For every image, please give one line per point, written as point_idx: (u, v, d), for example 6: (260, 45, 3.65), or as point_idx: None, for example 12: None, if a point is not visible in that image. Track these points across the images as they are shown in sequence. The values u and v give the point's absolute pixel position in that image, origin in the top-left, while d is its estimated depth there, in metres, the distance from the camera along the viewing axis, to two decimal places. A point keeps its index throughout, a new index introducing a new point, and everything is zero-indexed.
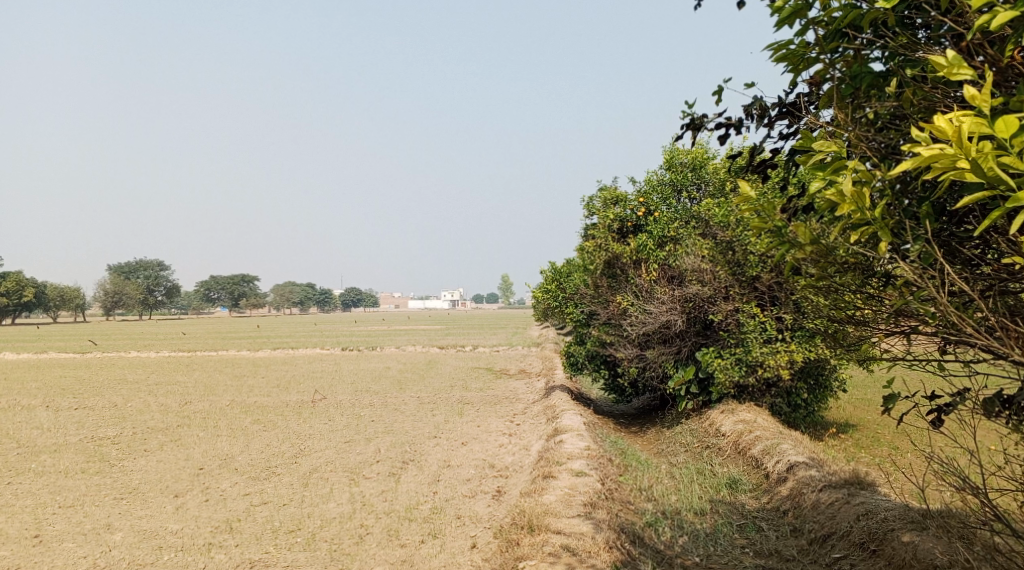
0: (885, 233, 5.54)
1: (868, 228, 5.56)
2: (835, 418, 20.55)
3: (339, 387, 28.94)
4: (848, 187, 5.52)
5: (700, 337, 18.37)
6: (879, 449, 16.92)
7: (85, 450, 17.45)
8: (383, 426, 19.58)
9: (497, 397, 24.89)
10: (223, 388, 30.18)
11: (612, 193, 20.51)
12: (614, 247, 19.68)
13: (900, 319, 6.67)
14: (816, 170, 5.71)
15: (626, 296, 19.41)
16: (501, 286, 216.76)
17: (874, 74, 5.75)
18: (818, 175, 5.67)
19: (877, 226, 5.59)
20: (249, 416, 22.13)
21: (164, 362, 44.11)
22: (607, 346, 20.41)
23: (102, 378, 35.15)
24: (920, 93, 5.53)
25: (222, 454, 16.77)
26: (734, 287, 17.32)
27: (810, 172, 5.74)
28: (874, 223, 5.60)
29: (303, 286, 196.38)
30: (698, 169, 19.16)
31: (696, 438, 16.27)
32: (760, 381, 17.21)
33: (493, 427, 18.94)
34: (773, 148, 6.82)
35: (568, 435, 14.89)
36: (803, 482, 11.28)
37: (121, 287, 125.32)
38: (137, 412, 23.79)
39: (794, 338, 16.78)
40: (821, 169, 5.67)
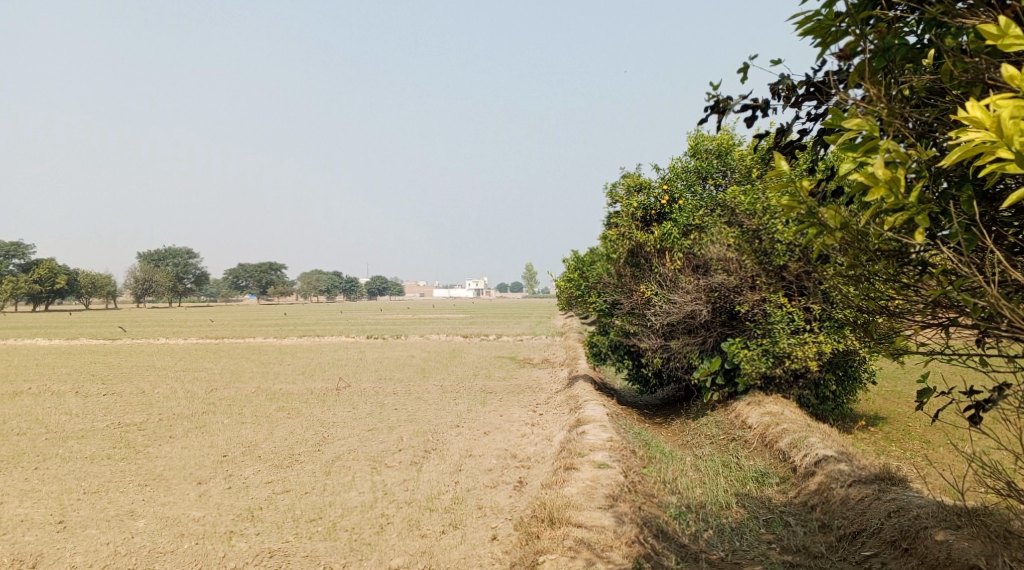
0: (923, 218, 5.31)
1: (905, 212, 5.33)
2: (864, 410, 20.22)
3: (363, 375, 28.98)
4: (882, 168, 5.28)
5: (726, 327, 18.10)
6: (909, 443, 16.61)
7: (112, 436, 17.58)
8: (406, 415, 19.54)
9: (521, 386, 24.77)
10: (248, 375, 30.36)
11: (636, 180, 20.21)
12: (638, 236, 19.43)
13: (937, 310, 6.48)
14: (846, 151, 5.49)
15: (650, 286, 19.18)
16: (527, 275, 216.69)
17: (907, 47, 5.61)
18: (849, 155, 5.44)
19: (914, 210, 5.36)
20: (273, 403, 22.20)
21: (192, 348, 44.51)
22: (631, 336, 20.19)
23: (130, 364, 35.50)
24: (962, 66, 5.31)
25: (246, 441, 16.82)
26: (761, 276, 17.05)
27: (841, 153, 5.51)
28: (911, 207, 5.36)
29: (330, 274, 197.51)
30: (724, 156, 18.82)
31: (722, 430, 16.05)
32: (787, 372, 16.98)
33: (516, 417, 18.83)
34: (801, 131, 6.60)
35: (591, 426, 14.74)
36: (831, 476, 11.04)
37: (151, 275, 126.70)
38: (164, 399, 23.97)
39: (821, 328, 16.51)
40: (852, 149, 5.44)
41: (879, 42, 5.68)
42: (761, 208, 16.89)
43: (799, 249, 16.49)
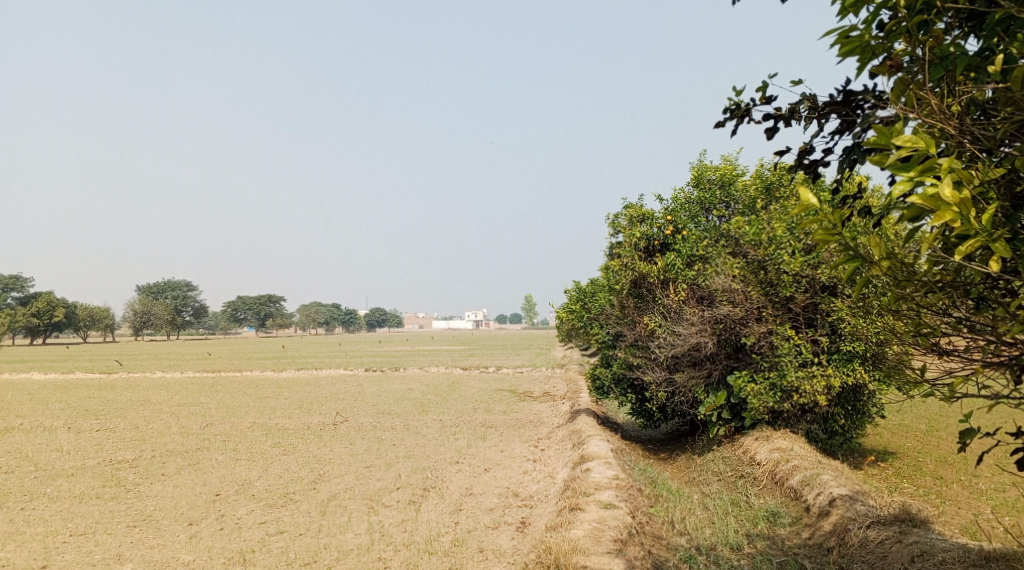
0: (994, 243, 5.19)
1: (972, 238, 5.21)
2: (872, 445, 19.79)
3: (361, 409, 28.49)
4: (948, 191, 5.20)
5: (731, 360, 17.72)
6: (921, 479, 16.19)
7: (102, 475, 17.10)
8: (404, 451, 19.10)
9: (522, 420, 24.31)
10: (244, 409, 29.84)
11: (638, 210, 19.88)
12: (642, 267, 19.11)
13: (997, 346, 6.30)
14: (901, 171, 5.30)
15: (654, 317, 18.83)
16: (527, 307, 216.63)
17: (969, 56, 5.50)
18: (907, 175, 5.24)
19: (982, 235, 5.24)
20: (269, 439, 21.72)
21: (188, 382, 44.00)
22: (634, 369, 19.79)
23: (125, 399, 35.01)
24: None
25: (240, 479, 16.36)
26: (767, 308, 16.74)
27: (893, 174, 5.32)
28: (978, 233, 5.24)
29: (329, 306, 197.14)
30: (727, 186, 18.69)
31: (729, 467, 15.62)
32: (795, 406, 16.59)
33: (517, 452, 18.40)
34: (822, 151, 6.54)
35: (596, 463, 14.32)
36: (848, 517, 10.63)
37: (149, 307, 126.26)
38: (157, 434, 23.49)
39: (830, 361, 16.24)
40: (908, 168, 5.25)
41: (934, 51, 5.59)
42: (766, 238, 16.66)
43: (806, 280, 16.28)
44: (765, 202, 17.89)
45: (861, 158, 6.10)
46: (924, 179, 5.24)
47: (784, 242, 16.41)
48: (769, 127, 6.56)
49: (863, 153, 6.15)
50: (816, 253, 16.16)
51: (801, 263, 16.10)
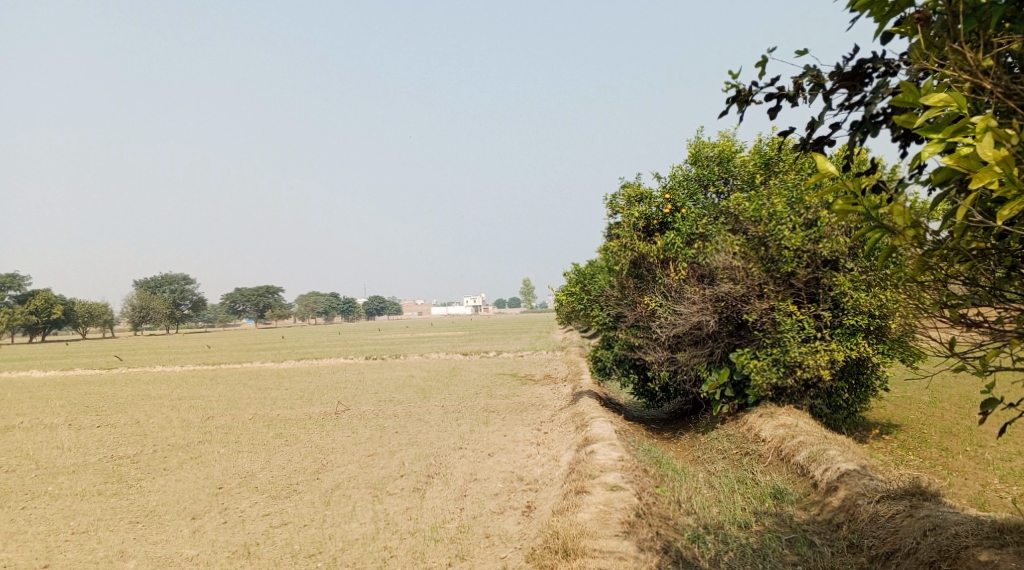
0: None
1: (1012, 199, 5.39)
2: (877, 418, 19.71)
3: (362, 397, 28.37)
4: (988, 150, 5.42)
5: (733, 337, 17.62)
6: (927, 451, 16.12)
7: (103, 471, 16.99)
8: (407, 438, 19.00)
9: (524, 404, 24.21)
10: (245, 401, 29.73)
11: (637, 190, 19.72)
12: (641, 246, 18.93)
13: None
14: (931, 133, 5.55)
15: (655, 297, 18.71)
16: (525, 291, 216.52)
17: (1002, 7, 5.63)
18: (938, 136, 5.49)
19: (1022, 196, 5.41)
20: (270, 431, 21.61)
21: (188, 376, 43.88)
22: (636, 349, 19.67)
23: (125, 394, 34.88)
24: None
25: (242, 471, 16.25)
26: (769, 284, 16.61)
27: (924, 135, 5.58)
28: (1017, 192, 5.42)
29: (327, 295, 196.85)
30: (725, 162, 18.52)
31: (734, 444, 15.54)
32: (799, 382, 16.50)
33: (521, 436, 18.30)
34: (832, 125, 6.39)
35: (600, 445, 14.21)
36: (857, 492, 10.53)
37: (147, 302, 126.00)
38: (158, 429, 23.37)
39: (833, 336, 16.14)
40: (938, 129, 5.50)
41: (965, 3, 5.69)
42: (766, 214, 16.51)
43: (807, 255, 16.13)
44: (764, 177, 17.74)
45: (873, 131, 5.96)
46: (957, 140, 5.48)
47: (784, 217, 16.24)
48: (774, 109, 6.38)
49: (874, 124, 6.02)
50: (817, 227, 16.01)
51: (802, 237, 15.97)
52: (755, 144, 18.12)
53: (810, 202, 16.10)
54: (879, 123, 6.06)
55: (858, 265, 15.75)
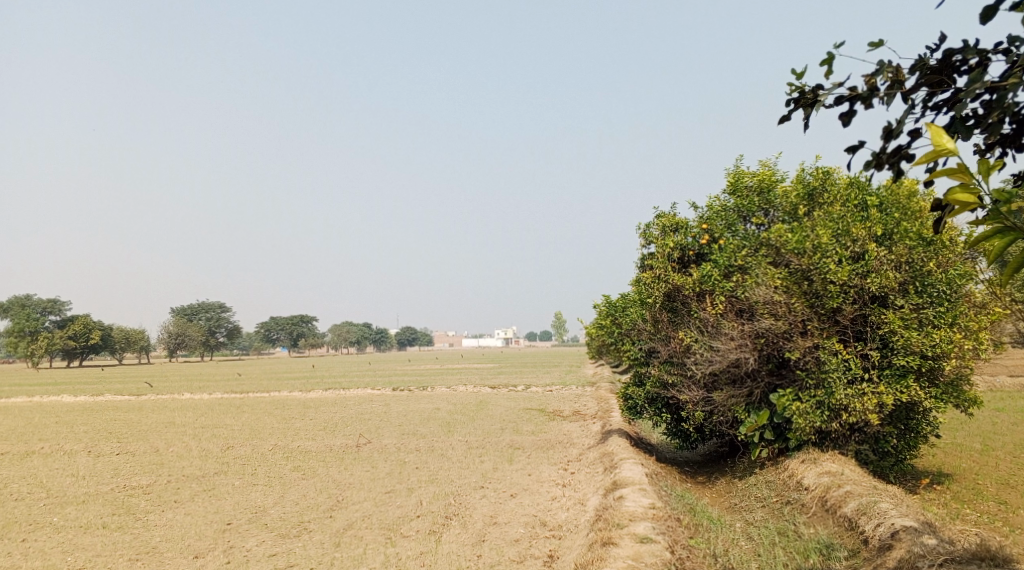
0: None
1: None
2: (926, 466, 18.56)
3: (385, 430, 27.61)
4: None
5: (774, 377, 16.66)
6: (983, 504, 14.99)
7: (112, 502, 16.38)
8: (427, 475, 18.19)
9: (551, 441, 23.27)
10: (267, 431, 29.11)
11: (672, 218, 18.90)
12: (676, 278, 18.06)
13: None
14: None
15: (690, 332, 17.81)
16: (558, 324, 215.28)
17: None
18: None
19: None
20: (289, 463, 20.92)
21: (214, 403, 43.47)
22: (670, 387, 18.73)
23: (149, 422, 34.46)
24: None
25: (253, 506, 15.53)
26: (812, 321, 15.62)
27: None
28: None
29: (360, 326, 197.34)
30: (766, 192, 17.67)
31: (774, 492, 14.53)
32: (845, 426, 15.46)
33: (546, 476, 17.43)
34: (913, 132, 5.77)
35: (630, 490, 13.29)
36: (916, 551, 9.65)
37: (183, 329, 126.90)
38: (175, 458, 22.79)
39: (882, 378, 15.17)
40: None
41: None
42: (810, 246, 15.58)
43: (854, 290, 15.20)
44: (807, 208, 16.88)
45: (965, 131, 5.38)
46: None
47: (829, 249, 15.36)
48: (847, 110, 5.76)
49: (965, 127, 5.44)
50: (865, 260, 15.16)
51: (848, 271, 15.09)
52: (798, 173, 17.29)
53: (857, 234, 15.28)
54: (971, 127, 5.45)
55: (909, 302, 14.94)
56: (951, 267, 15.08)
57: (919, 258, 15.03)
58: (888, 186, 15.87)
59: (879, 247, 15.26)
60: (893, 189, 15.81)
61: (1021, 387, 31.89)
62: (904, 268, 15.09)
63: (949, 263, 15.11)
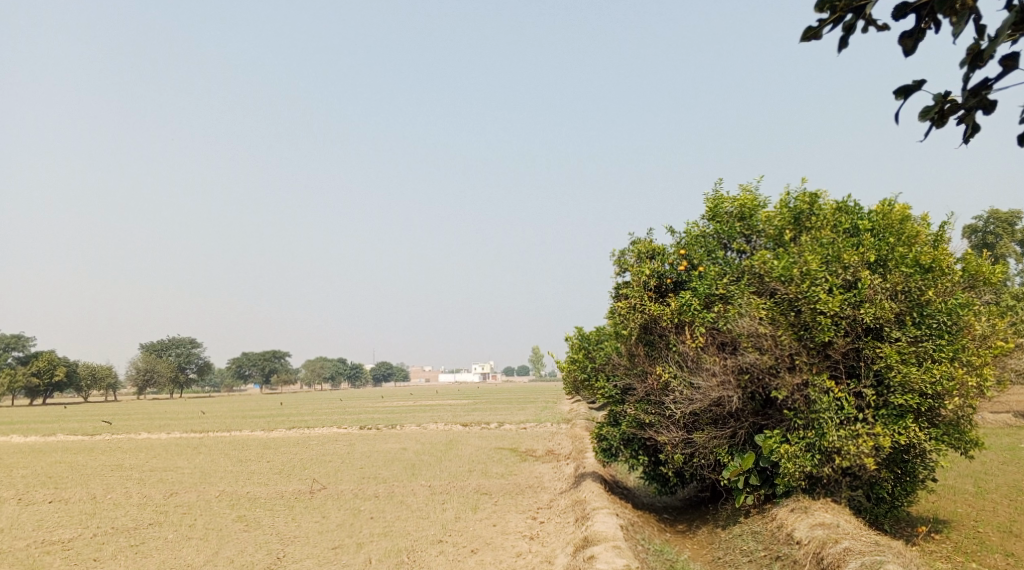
0: None
1: None
2: (922, 512, 17.26)
3: (344, 473, 25.87)
4: None
5: (759, 417, 15.35)
6: (989, 557, 13.69)
7: (23, 561, 14.62)
8: (381, 526, 16.61)
9: (520, 486, 21.65)
10: (219, 475, 27.21)
11: (648, 245, 17.56)
12: (652, 308, 16.63)
13: None
14: None
15: (668, 367, 16.44)
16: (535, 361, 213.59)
17: None
18: None
19: None
20: (233, 512, 19.19)
21: (171, 444, 41.34)
22: (647, 428, 17.28)
23: (95, 465, 32.36)
24: None
25: (179, 566, 13.83)
26: (801, 355, 14.27)
27: None
28: None
29: (334, 361, 194.44)
30: (748, 218, 16.48)
31: (762, 545, 13.08)
32: (838, 471, 14.07)
33: (511, 527, 15.95)
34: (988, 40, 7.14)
35: (602, 549, 11.82)
36: None
37: (151, 365, 123.68)
38: (110, 507, 20.89)
39: (878, 418, 13.90)
40: None
41: None
42: (799, 273, 14.28)
43: (846, 322, 13.96)
44: (794, 234, 15.65)
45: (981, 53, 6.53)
46: None
47: (819, 276, 14.08)
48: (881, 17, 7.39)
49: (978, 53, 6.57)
50: (857, 289, 13.92)
51: (840, 301, 13.84)
52: (781, 197, 16.12)
53: (849, 260, 14.04)
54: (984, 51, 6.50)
55: (906, 335, 13.74)
56: (950, 296, 13.91)
57: (916, 286, 13.81)
58: (878, 210, 14.68)
59: (872, 275, 14.04)
60: (884, 214, 14.58)
61: (1005, 423, 30.82)
62: (900, 298, 13.89)
63: (948, 292, 13.96)
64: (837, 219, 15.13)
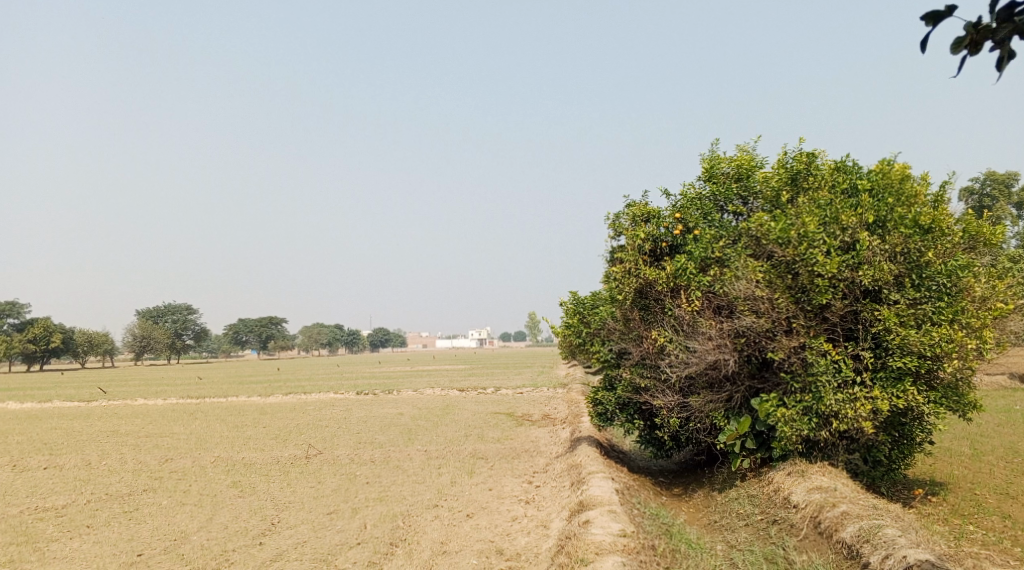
0: None
1: None
2: (918, 475, 17.21)
3: (339, 439, 25.79)
4: None
5: (755, 381, 15.23)
6: (986, 519, 13.65)
7: (14, 528, 14.52)
8: (376, 491, 16.52)
9: (516, 450, 21.57)
10: (214, 441, 27.13)
11: (643, 208, 17.29)
12: (648, 272, 16.39)
13: None
14: None
15: (663, 331, 16.25)
16: (531, 326, 213.85)
17: None
18: None
19: None
20: (227, 478, 19.09)
21: (166, 410, 41.26)
22: (642, 392, 17.16)
23: (90, 431, 32.26)
24: None
25: (172, 532, 13.73)
26: (798, 318, 14.10)
27: None
28: None
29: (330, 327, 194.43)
30: (745, 179, 16.20)
31: (757, 508, 13.01)
32: (835, 435, 13.97)
33: (506, 491, 15.88)
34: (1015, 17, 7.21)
35: (597, 513, 11.71)
36: None
37: (147, 332, 123.57)
38: (104, 473, 20.79)
39: (875, 381, 13.77)
40: None
41: None
42: (796, 235, 14.04)
43: (844, 284, 13.78)
44: (791, 195, 15.37)
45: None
46: None
47: (817, 238, 13.86)
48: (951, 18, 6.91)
49: None
50: (856, 251, 13.71)
51: (838, 263, 13.63)
52: (779, 158, 15.83)
53: (848, 222, 13.80)
54: None
55: (905, 297, 13.57)
56: (950, 258, 13.71)
57: (916, 248, 13.61)
58: (878, 170, 14.40)
59: (871, 236, 13.83)
60: (883, 173, 14.29)
61: (1000, 386, 30.82)
62: (899, 259, 13.70)
63: (948, 253, 13.76)
64: (835, 180, 14.86)
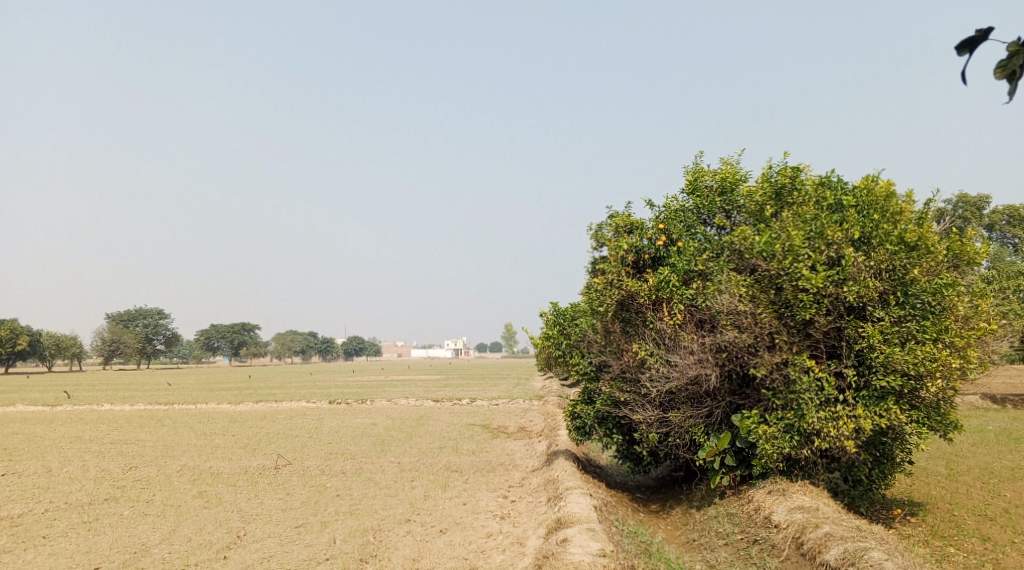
0: None
1: None
2: (897, 495, 17.02)
3: (310, 449, 25.24)
4: None
5: (736, 397, 15.00)
6: (967, 541, 13.47)
7: None
8: (347, 504, 16.06)
9: (491, 463, 21.16)
10: (182, 449, 26.47)
11: (626, 219, 17.05)
12: (629, 285, 16.11)
13: None
14: None
15: (644, 345, 15.98)
16: (506, 337, 213.48)
17: None
18: None
19: None
20: (192, 488, 18.52)
21: (134, 416, 40.36)
22: (621, 406, 16.86)
23: (53, 436, 31.44)
24: None
25: (133, 544, 13.21)
26: (781, 334, 13.88)
27: None
28: None
29: (304, 335, 192.73)
30: (729, 193, 16.02)
31: (737, 527, 12.75)
32: (817, 453, 13.75)
33: (481, 506, 15.49)
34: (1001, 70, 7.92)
35: (575, 531, 11.39)
36: None
37: (117, 336, 121.67)
38: (65, 481, 20.13)
39: (858, 399, 13.57)
40: None
41: None
42: (781, 249, 13.85)
43: (828, 300, 13.58)
44: (775, 210, 15.20)
45: None
46: None
47: (801, 253, 13.66)
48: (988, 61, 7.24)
49: None
50: (841, 267, 13.53)
51: (823, 278, 13.44)
52: (764, 172, 15.66)
53: (833, 237, 13.62)
54: None
55: (889, 314, 13.41)
56: (934, 276, 13.57)
57: (901, 265, 13.46)
58: (863, 185, 14.25)
59: (856, 252, 13.66)
60: (868, 190, 14.12)
61: (972, 406, 30.91)
62: (884, 277, 13.55)
63: (933, 271, 13.61)
64: (821, 195, 14.70)
